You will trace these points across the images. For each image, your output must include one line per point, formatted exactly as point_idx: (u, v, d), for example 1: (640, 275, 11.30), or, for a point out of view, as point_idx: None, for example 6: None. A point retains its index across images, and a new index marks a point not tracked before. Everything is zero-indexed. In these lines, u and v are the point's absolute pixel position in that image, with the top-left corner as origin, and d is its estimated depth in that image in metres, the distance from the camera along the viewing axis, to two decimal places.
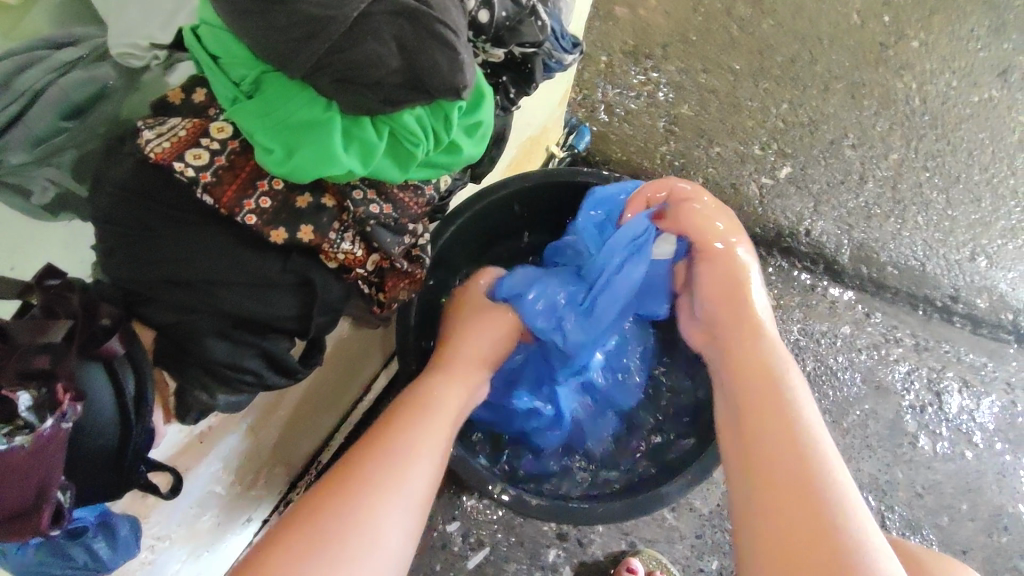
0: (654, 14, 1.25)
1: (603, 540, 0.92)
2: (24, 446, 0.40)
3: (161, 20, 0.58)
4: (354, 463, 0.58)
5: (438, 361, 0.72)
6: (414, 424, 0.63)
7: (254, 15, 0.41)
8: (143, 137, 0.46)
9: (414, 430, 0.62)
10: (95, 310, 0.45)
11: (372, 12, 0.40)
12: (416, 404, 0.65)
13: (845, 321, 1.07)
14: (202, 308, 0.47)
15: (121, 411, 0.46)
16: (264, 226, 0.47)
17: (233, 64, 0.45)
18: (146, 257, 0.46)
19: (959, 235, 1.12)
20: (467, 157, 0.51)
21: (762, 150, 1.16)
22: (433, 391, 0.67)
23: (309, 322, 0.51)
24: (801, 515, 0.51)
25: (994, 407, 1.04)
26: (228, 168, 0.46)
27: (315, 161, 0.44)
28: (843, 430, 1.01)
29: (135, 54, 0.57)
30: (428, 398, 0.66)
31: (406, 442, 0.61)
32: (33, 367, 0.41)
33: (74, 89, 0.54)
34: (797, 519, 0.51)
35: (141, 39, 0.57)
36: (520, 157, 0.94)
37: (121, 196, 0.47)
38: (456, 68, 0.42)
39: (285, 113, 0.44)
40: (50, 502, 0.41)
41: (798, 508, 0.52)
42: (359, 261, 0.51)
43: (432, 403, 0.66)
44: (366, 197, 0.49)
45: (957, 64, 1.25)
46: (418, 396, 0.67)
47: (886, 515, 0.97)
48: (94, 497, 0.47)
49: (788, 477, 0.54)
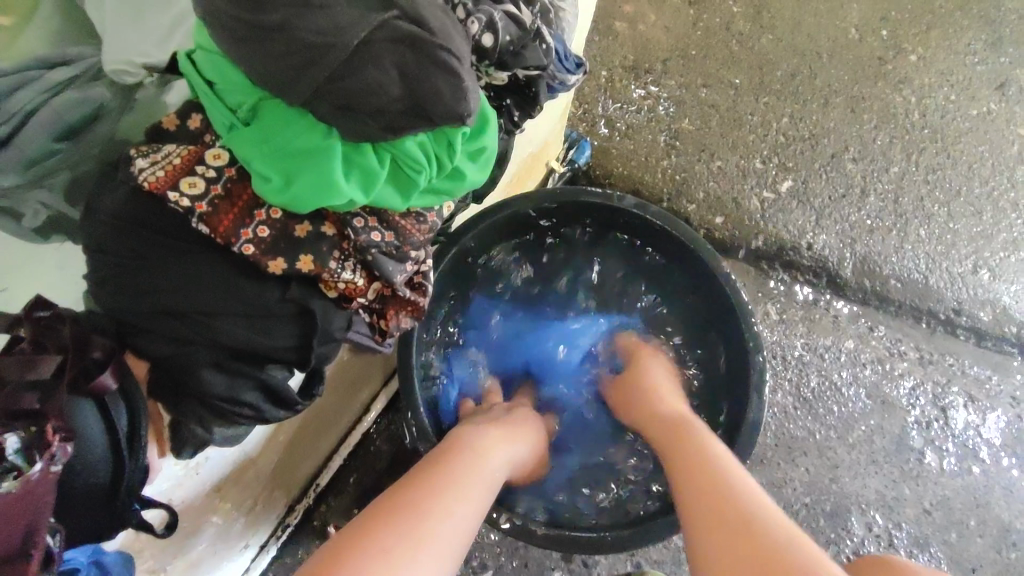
0: (654, 28, 1.24)
1: (609, 562, 0.91)
2: (12, 490, 0.38)
3: (157, 39, 0.56)
4: (395, 500, 0.55)
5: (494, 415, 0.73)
6: (458, 469, 0.60)
7: (251, 42, 0.40)
8: (136, 165, 0.44)
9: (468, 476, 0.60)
10: (87, 343, 0.44)
11: (373, 39, 0.39)
12: (462, 454, 0.63)
13: (849, 335, 1.06)
14: (199, 340, 0.46)
15: (113, 448, 0.44)
16: (261, 256, 0.45)
17: (229, 91, 0.43)
18: (139, 287, 0.45)
19: (961, 249, 1.11)
20: (471, 182, 0.49)
21: (763, 164, 1.15)
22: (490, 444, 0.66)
23: (309, 353, 0.49)
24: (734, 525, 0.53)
25: (1000, 422, 1.03)
26: (224, 197, 0.45)
27: (315, 190, 0.43)
28: (849, 446, 1.00)
29: (130, 71, 0.55)
30: (474, 446, 0.65)
31: (455, 488, 0.58)
32: (21, 406, 0.40)
33: (66, 111, 0.52)
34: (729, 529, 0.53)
35: (136, 56, 0.55)
36: (521, 175, 0.93)
37: (114, 224, 0.45)
38: (459, 95, 0.41)
39: (283, 141, 0.43)
40: (38, 547, 0.39)
41: (729, 523, 0.54)
42: (360, 290, 0.49)
43: (477, 449, 0.64)
44: (367, 225, 0.48)
45: (956, 77, 1.25)
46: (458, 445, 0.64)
47: (893, 533, 0.96)
48: (84, 537, 0.46)
49: (706, 494, 0.57)
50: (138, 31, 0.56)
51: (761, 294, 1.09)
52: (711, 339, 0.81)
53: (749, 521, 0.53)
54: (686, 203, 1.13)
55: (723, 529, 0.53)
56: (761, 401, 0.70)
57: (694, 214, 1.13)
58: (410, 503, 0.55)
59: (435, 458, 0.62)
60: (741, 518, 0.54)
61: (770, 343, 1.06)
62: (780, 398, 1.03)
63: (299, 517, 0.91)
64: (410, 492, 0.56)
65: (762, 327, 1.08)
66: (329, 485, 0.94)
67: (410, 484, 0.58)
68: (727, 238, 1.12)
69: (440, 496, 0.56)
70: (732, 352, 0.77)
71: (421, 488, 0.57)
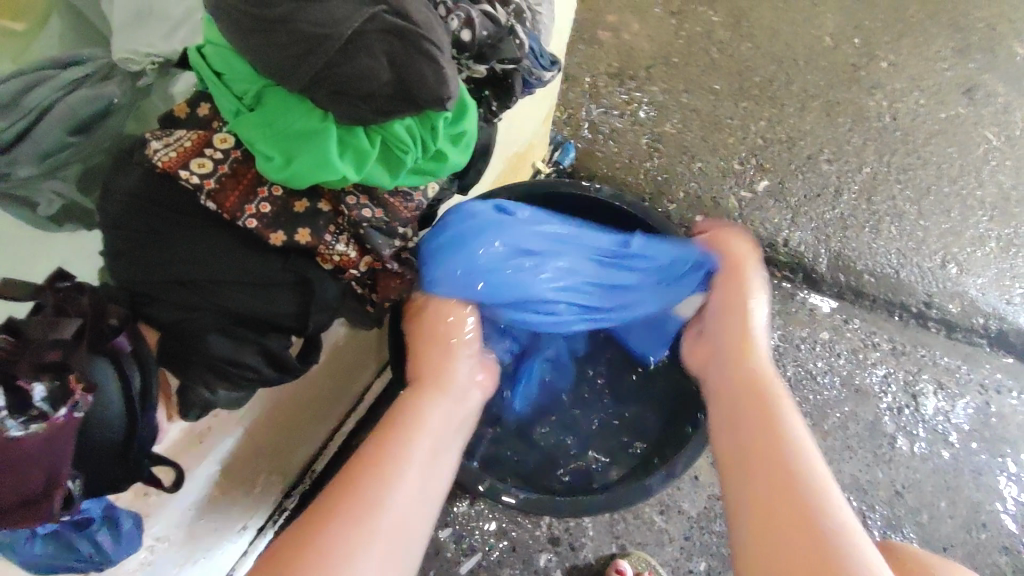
0: (637, 38, 1.31)
1: (594, 544, 0.94)
2: (41, 431, 0.42)
3: (164, 31, 0.61)
4: (333, 494, 0.56)
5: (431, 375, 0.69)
6: (388, 461, 0.59)
7: (256, 34, 0.45)
8: (151, 148, 0.49)
9: (399, 450, 0.60)
10: (103, 310, 0.48)
11: (365, 30, 0.44)
12: (393, 434, 0.61)
13: (825, 327, 1.10)
14: (206, 306, 0.50)
15: (127, 404, 0.48)
16: (263, 229, 0.50)
17: (235, 80, 0.49)
18: (153, 258, 0.49)
19: (931, 244, 1.16)
20: (453, 163, 0.55)
21: (741, 165, 1.21)
22: (422, 411, 0.64)
23: (307, 320, 0.53)
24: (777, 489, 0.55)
25: (969, 408, 1.06)
26: (230, 176, 0.50)
27: (311, 168, 0.48)
28: (825, 432, 1.03)
29: (135, 60, 0.60)
30: (410, 425, 0.63)
31: (384, 469, 0.58)
32: (46, 360, 0.43)
33: (81, 107, 0.58)
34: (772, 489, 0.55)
35: (141, 47, 0.60)
36: (508, 172, 0.98)
37: (129, 203, 0.49)
38: (441, 80, 0.46)
39: (283, 125, 0.48)
40: (60, 488, 0.43)
41: (773, 486, 0.56)
42: (353, 262, 0.54)
43: (412, 427, 0.63)
44: (359, 202, 0.53)
45: (925, 83, 1.31)
46: (392, 429, 0.62)
47: (867, 515, 0.99)
48: (97, 490, 0.49)
49: (766, 451, 0.58)
50: (148, 25, 0.61)
51: None
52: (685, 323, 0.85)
53: (790, 488, 0.55)
54: (668, 202, 1.17)
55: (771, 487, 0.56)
56: None
57: (675, 212, 1.17)
58: (368, 481, 0.57)
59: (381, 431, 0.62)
60: (784, 480, 0.55)
61: None
62: None
63: (296, 502, 0.94)
64: (350, 482, 0.56)
65: None
66: (324, 472, 0.97)
67: (346, 477, 0.57)
68: None
69: (369, 497, 0.56)
70: None
71: (366, 474, 0.57)
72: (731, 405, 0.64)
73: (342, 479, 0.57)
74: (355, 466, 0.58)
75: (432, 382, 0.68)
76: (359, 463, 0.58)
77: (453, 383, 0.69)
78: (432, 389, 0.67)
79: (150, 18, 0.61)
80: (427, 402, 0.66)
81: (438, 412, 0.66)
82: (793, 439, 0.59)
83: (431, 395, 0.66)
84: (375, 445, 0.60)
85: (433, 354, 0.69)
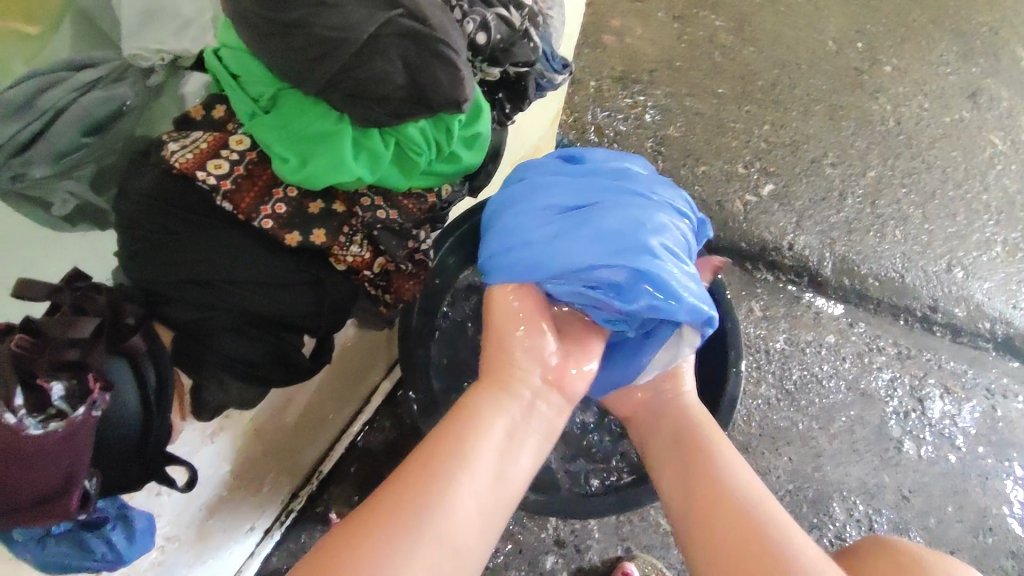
0: (642, 42, 1.32)
1: (601, 546, 0.94)
2: (59, 430, 0.42)
3: (176, 25, 0.61)
4: (384, 498, 0.50)
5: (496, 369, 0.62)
6: (439, 470, 0.52)
7: (272, 37, 0.45)
8: (168, 149, 0.49)
9: (456, 454, 0.53)
10: (120, 309, 0.48)
11: (381, 34, 0.44)
12: (450, 437, 0.55)
13: (830, 331, 1.10)
14: (221, 305, 0.50)
15: (143, 403, 0.48)
16: (279, 230, 0.50)
17: (251, 82, 0.49)
18: (169, 258, 0.49)
19: (936, 248, 1.16)
20: (465, 165, 0.56)
21: (746, 169, 1.21)
22: (484, 414, 0.57)
23: (320, 319, 0.55)
24: (733, 532, 0.55)
25: (975, 412, 1.06)
26: (246, 177, 0.50)
27: (327, 169, 0.49)
28: (831, 435, 1.03)
29: (146, 56, 0.60)
30: (469, 430, 0.55)
31: (439, 472, 0.52)
32: (64, 358, 0.44)
33: (95, 108, 0.56)
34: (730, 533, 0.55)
35: (152, 43, 0.60)
36: None
37: (143, 203, 0.49)
38: (456, 84, 0.47)
39: (299, 127, 0.49)
40: (78, 486, 0.44)
41: (728, 532, 0.55)
42: (366, 263, 0.55)
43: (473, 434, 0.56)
44: (372, 204, 0.54)
45: (929, 87, 1.32)
46: (447, 435, 0.55)
47: (873, 518, 0.98)
48: (112, 488, 0.49)
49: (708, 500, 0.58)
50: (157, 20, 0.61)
51: (745, 291, 1.13)
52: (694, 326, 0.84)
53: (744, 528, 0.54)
54: None
55: (722, 531, 0.55)
56: (737, 376, 0.75)
57: None
58: (420, 485, 0.51)
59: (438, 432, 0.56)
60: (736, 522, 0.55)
61: (754, 338, 1.09)
62: (763, 390, 1.06)
63: (303, 503, 0.94)
64: (398, 487, 0.50)
65: (747, 323, 1.11)
66: (331, 473, 0.97)
67: (399, 477, 0.51)
68: (712, 238, 1.16)
69: (415, 504, 0.49)
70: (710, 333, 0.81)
71: (418, 476, 0.51)
72: (674, 457, 0.64)
73: (393, 481, 0.51)
74: (409, 468, 0.52)
75: (496, 382, 0.60)
76: (412, 465, 0.52)
77: (523, 382, 0.61)
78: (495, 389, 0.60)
79: (160, 12, 0.61)
80: (491, 403, 0.58)
81: (503, 414, 0.58)
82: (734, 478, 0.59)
83: (493, 399, 0.59)
84: (431, 447, 0.54)
85: (498, 346, 0.63)
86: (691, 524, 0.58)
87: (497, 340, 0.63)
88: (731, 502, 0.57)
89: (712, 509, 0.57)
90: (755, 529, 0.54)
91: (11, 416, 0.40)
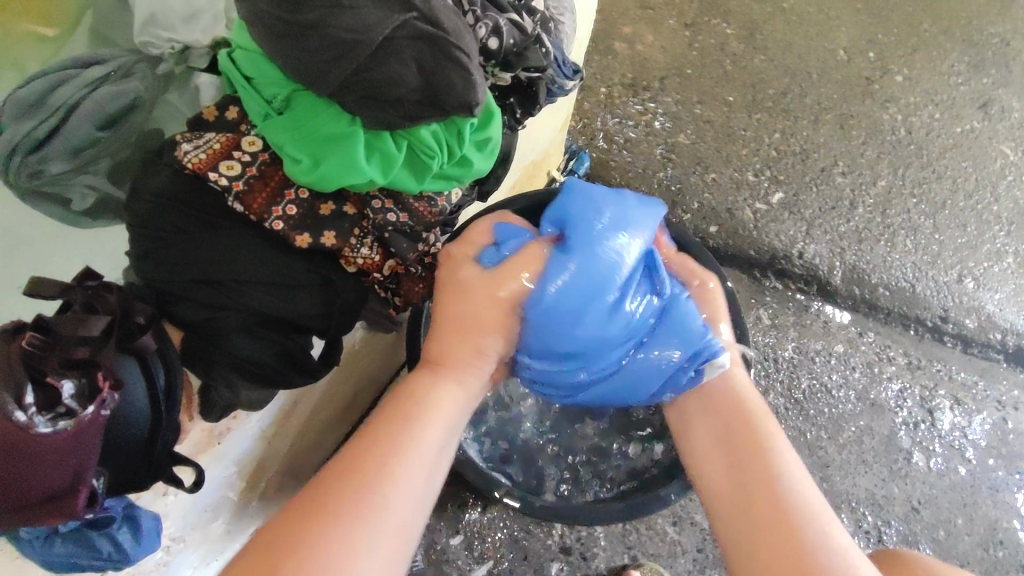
0: (652, 49, 1.32)
1: (607, 554, 0.93)
2: (68, 428, 0.42)
3: (181, 23, 0.63)
4: (290, 531, 0.48)
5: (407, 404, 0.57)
6: (383, 460, 0.52)
7: (288, 39, 0.45)
8: (182, 149, 0.50)
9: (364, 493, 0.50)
10: (131, 308, 0.48)
11: (396, 36, 0.44)
12: (358, 477, 0.51)
13: (839, 340, 1.09)
14: (232, 305, 0.50)
15: (152, 402, 0.48)
16: (290, 231, 0.51)
17: (265, 84, 0.49)
18: (182, 258, 0.49)
19: (947, 258, 1.16)
20: (478, 170, 0.56)
21: (756, 177, 1.20)
22: (395, 451, 0.53)
23: (330, 320, 0.55)
24: (792, 554, 0.52)
25: (985, 424, 1.05)
26: (258, 178, 0.50)
27: (339, 171, 0.49)
28: (839, 445, 1.02)
29: (156, 44, 0.63)
30: (375, 471, 0.51)
31: (346, 509, 0.49)
32: (74, 357, 0.44)
33: (108, 102, 0.57)
34: (765, 514, 0.55)
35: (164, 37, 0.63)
36: (523, 180, 0.98)
37: (158, 203, 0.50)
38: (469, 87, 0.47)
39: (312, 128, 0.49)
40: (85, 485, 0.44)
41: (785, 555, 0.53)
42: (376, 265, 0.55)
43: (420, 414, 0.56)
44: (384, 205, 0.54)
45: (940, 97, 1.31)
46: (397, 427, 0.55)
47: (882, 530, 0.97)
48: (120, 486, 0.49)
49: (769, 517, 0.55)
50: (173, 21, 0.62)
51: (754, 299, 1.12)
52: None
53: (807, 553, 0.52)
54: (683, 212, 1.17)
55: (783, 553, 0.53)
56: None
57: (690, 223, 1.17)
58: (320, 517, 0.48)
59: (349, 463, 0.52)
60: (798, 547, 0.53)
61: (763, 346, 1.09)
62: (772, 399, 1.05)
63: None
64: (308, 514, 0.48)
65: (756, 331, 1.10)
66: None
67: (306, 511, 0.49)
68: (721, 246, 1.16)
69: (317, 548, 0.47)
70: None
71: (322, 509, 0.49)
72: (725, 460, 0.61)
73: (303, 508, 0.49)
74: (317, 497, 0.50)
75: (404, 419, 0.56)
76: (311, 504, 0.49)
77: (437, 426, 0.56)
78: (468, 364, 0.60)
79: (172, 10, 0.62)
80: (402, 443, 0.54)
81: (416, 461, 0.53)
82: (790, 491, 0.56)
83: (440, 379, 0.59)
84: (339, 478, 0.51)
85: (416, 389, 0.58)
86: (743, 538, 0.56)
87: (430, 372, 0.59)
88: (791, 524, 0.54)
89: (769, 526, 0.55)
90: (814, 555, 0.52)
91: (21, 414, 0.41)
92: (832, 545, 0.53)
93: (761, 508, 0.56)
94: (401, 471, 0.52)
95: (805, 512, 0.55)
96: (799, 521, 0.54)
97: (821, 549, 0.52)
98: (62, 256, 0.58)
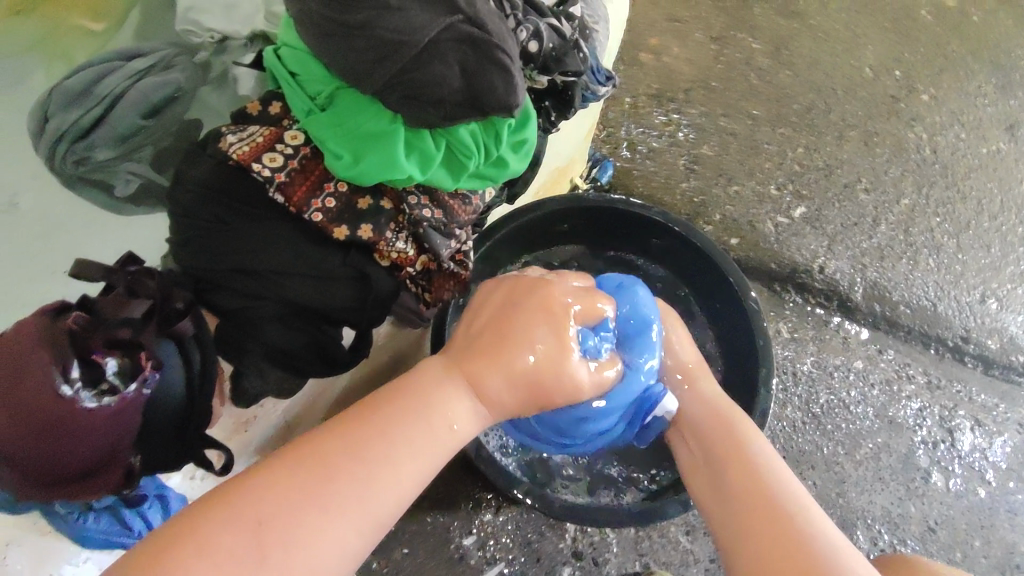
0: (678, 61, 1.32)
1: (619, 560, 0.93)
2: (111, 404, 0.43)
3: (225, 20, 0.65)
4: (279, 500, 0.44)
5: (428, 398, 0.50)
6: (387, 451, 0.47)
7: (336, 37, 0.47)
8: (226, 141, 0.51)
9: (358, 486, 0.46)
10: (170, 294, 0.49)
11: (441, 39, 0.46)
12: (357, 466, 0.46)
13: (858, 356, 1.09)
14: (268, 295, 0.52)
15: (188, 388, 0.49)
16: (328, 224, 0.52)
17: (310, 81, 0.51)
18: (221, 248, 0.51)
19: (970, 279, 1.15)
20: (512, 170, 0.57)
21: (778, 190, 1.21)
22: (402, 447, 0.48)
23: (362, 313, 0.56)
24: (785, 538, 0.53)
25: (1006, 446, 1.04)
26: (299, 171, 0.52)
27: (378, 167, 0.50)
28: (856, 462, 1.01)
29: (197, 33, 0.65)
30: (376, 463, 0.47)
31: (336, 497, 0.45)
32: (118, 336, 0.45)
33: (152, 92, 0.60)
34: (757, 504, 0.56)
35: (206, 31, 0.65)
36: (547, 186, 0.99)
37: (201, 192, 0.51)
38: (511, 91, 0.48)
39: (354, 125, 0.50)
40: (121, 460, 0.46)
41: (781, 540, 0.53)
42: (409, 260, 0.56)
43: (437, 414, 0.50)
44: (419, 202, 0.55)
45: (966, 118, 1.31)
46: (416, 428, 0.49)
47: (898, 548, 0.97)
48: (152, 468, 0.50)
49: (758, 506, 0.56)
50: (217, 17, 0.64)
51: (774, 312, 1.12)
52: (724, 347, 0.85)
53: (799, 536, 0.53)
54: (704, 224, 1.18)
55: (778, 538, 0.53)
56: (768, 395, 0.75)
57: (711, 234, 1.17)
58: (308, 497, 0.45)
59: (353, 445, 0.47)
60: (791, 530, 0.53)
61: (781, 360, 1.08)
62: (789, 413, 1.05)
63: None
64: (298, 487, 0.45)
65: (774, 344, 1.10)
66: None
67: (296, 483, 0.45)
68: (742, 258, 1.16)
69: (297, 528, 0.44)
70: (741, 350, 0.82)
71: (313, 492, 0.45)
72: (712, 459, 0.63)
73: (294, 478, 0.45)
74: (310, 473, 0.45)
75: (419, 412, 0.50)
76: (303, 479, 0.45)
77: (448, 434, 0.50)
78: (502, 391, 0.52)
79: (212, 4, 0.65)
80: (411, 440, 0.48)
81: (418, 462, 0.48)
82: (776, 481, 0.58)
83: (465, 378, 0.52)
84: (338, 457, 0.46)
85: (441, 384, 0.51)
86: (740, 529, 0.56)
87: (459, 372, 0.52)
88: (782, 509, 0.55)
89: (762, 515, 0.55)
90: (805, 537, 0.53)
91: (68, 388, 0.42)
92: (822, 527, 0.53)
93: (751, 498, 0.57)
94: (403, 470, 0.48)
95: (793, 498, 0.56)
96: (788, 507, 0.55)
97: (812, 531, 0.53)
98: (102, 241, 0.60)
